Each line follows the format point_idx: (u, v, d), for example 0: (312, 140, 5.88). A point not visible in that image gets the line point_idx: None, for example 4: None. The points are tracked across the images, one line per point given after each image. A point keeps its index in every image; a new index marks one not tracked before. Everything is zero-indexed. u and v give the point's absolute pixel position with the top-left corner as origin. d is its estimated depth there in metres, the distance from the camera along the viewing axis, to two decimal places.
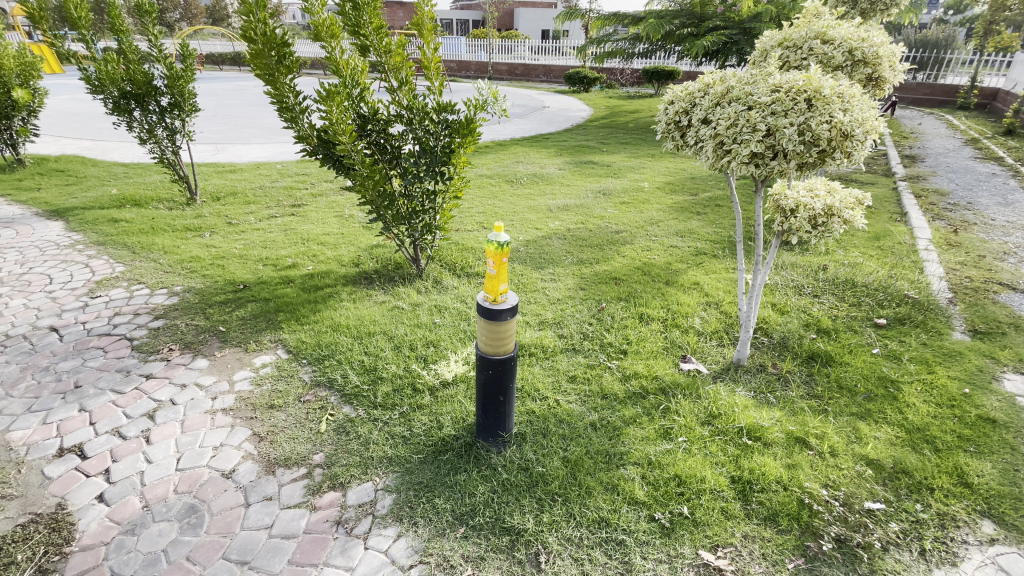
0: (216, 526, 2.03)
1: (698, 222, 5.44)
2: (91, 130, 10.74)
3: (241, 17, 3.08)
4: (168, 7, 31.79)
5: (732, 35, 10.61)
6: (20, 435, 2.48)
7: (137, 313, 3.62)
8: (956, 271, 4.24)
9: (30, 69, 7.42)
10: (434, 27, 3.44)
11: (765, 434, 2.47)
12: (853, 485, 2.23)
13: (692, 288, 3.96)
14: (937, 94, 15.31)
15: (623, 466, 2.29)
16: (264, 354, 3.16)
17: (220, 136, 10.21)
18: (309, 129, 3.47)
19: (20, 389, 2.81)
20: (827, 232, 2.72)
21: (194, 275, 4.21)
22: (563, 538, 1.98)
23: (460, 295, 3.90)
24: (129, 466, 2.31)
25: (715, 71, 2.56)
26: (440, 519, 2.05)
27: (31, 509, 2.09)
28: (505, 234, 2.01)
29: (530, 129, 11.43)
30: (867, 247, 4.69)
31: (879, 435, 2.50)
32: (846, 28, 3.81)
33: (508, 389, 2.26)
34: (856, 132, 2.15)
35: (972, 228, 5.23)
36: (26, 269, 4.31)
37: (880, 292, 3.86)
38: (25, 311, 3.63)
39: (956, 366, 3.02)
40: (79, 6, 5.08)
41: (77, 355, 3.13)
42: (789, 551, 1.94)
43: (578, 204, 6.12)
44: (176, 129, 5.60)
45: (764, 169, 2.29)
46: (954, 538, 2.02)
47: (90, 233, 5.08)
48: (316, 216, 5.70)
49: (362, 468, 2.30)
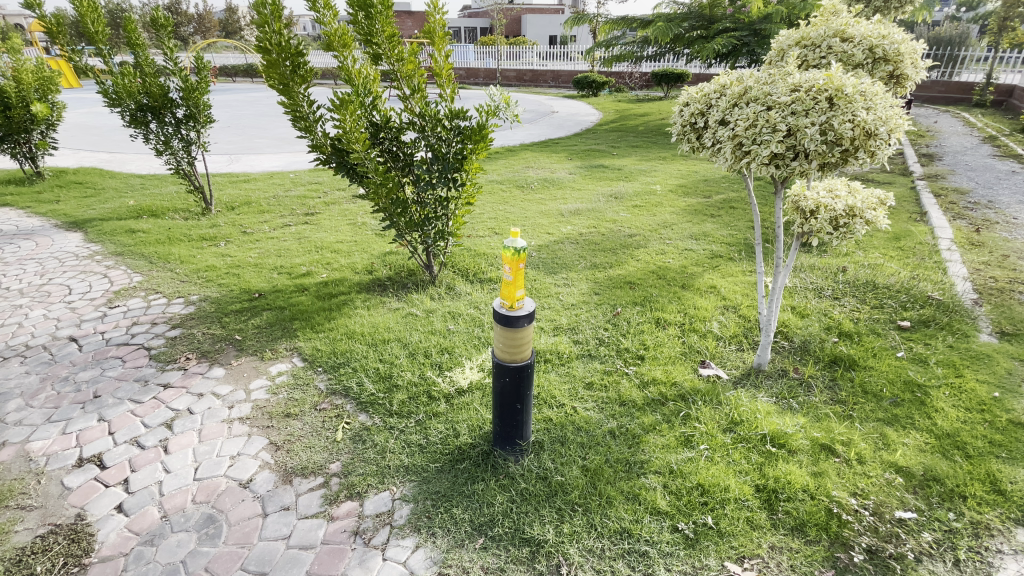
0: (234, 536, 2.02)
1: (712, 225, 5.38)
2: (109, 142, 10.97)
3: (257, 28, 3.14)
4: (182, 21, 32.53)
5: (742, 36, 10.54)
6: (40, 446, 2.50)
7: (154, 323, 3.66)
8: (980, 272, 4.13)
9: (48, 84, 7.54)
10: (445, 34, 3.43)
11: (789, 441, 2.40)
12: (883, 493, 2.16)
13: (709, 292, 3.90)
14: (952, 91, 15.15)
15: (644, 475, 2.25)
16: (280, 363, 3.16)
17: (234, 146, 10.37)
18: (322, 137, 3.48)
19: (40, 400, 2.83)
20: (849, 233, 2.66)
21: (210, 284, 4.25)
22: (585, 550, 1.93)
23: (474, 301, 3.88)
24: (147, 476, 2.32)
25: (731, 72, 2.52)
26: (458, 530, 2.02)
27: (50, 520, 2.10)
28: (522, 240, 1.99)
29: (539, 134, 11.45)
30: (887, 248, 4.59)
31: (907, 441, 2.42)
32: (865, 26, 3.76)
33: (526, 397, 2.23)
34: (880, 131, 2.10)
35: (995, 227, 5.10)
36: (46, 280, 4.37)
37: (903, 294, 3.78)
38: (45, 322, 3.68)
39: (984, 369, 2.94)
40: (96, 21, 5.16)
41: (96, 365, 3.16)
42: (818, 563, 1.88)
43: (590, 208, 6.09)
44: (191, 140, 5.69)
45: (784, 169, 2.25)
46: (989, 548, 1.95)
47: (108, 243, 5.16)
48: (329, 224, 5.73)
49: (379, 477, 2.27)
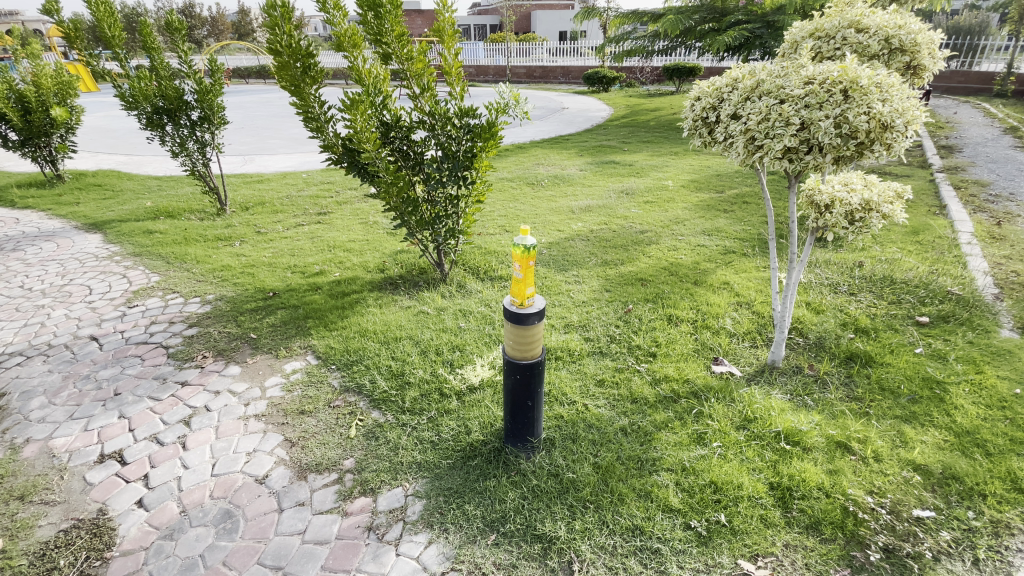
0: (251, 531, 2.06)
1: (725, 220, 5.31)
2: (127, 144, 11.18)
3: (268, 31, 3.16)
4: (196, 25, 33.09)
5: (755, 29, 10.40)
6: (63, 442, 2.56)
7: (172, 322, 3.73)
8: (1002, 266, 4.03)
9: (67, 88, 7.68)
10: (454, 33, 3.45)
11: (804, 439, 2.37)
12: (900, 492, 2.12)
13: (721, 288, 3.86)
14: (972, 82, 14.79)
15: (656, 473, 2.24)
16: (294, 361, 3.20)
17: (249, 147, 10.54)
18: (334, 137, 3.50)
19: (63, 398, 2.91)
20: (865, 228, 2.61)
21: (225, 284, 4.32)
22: (597, 546, 1.93)
23: (485, 299, 3.89)
24: (166, 472, 2.37)
25: (743, 65, 2.48)
26: (470, 526, 2.03)
27: (73, 515, 2.15)
28: (531, 237, 1.97)
29: (549, 130, 11.44)
30: (905, 242, 4.50)
31: (926, 438, 2.38)
32: (882, 16, 3.69)
33: (537, 394, 2.23)
34: (897, 124, 2.06)
35: (1017, 220, 4.97)
36: (66, 280, 4.48)
37: (922, 289, 3.70)
38: (68, 321, 3.77)
39: (1006, 366, 2.86)
40: (113, 25, 5.24)
41: (116, 363, 3.23)
42: (834, 561, 1.86)
43: (601, 204, 6.06)
44: (206, 141, 5.76)
45: (797, 163, 2.22)
46: (1009, 547, 1.91)
47: (126, 244, 5.27)
48: (341, 223, 5.79)
49: (392, 474, 2.30)
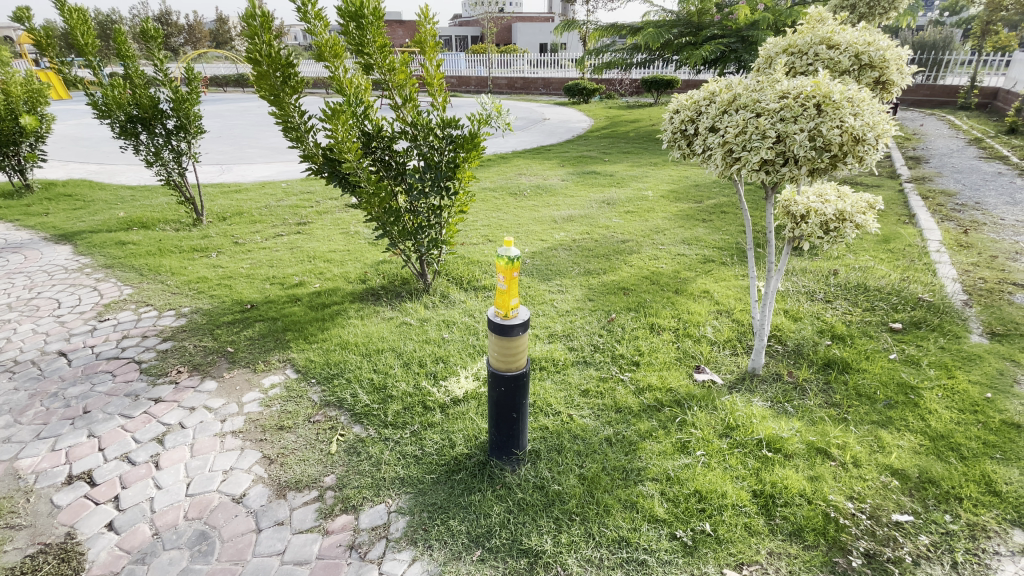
0: (227, 553, 1.99)
1: (704, 229, 5.41)
2: (99, 153, 10.91)
3: (246, 40, 3.12)
4: (172, 32, 32.85)
5: (729, 43, 10.71)
6: (28, 463, 2.45)
7: (145, 336, 3.61)
8: (970, 273, 4.17)
9: (37, 96, 7.47)
10: (436, 44, 3.43)
11: (785, 446, 2.41)
12: (880, 496, 2.16)
13: (702, 297, 3.92)
14: (937, 94, 15.42)
15: (641, 483, 2.24)
16: (272, 374, 3.13)
17: (226, 156, 10.37)
18: (314, 147, 3.44)
19: (29, 416, 2.79)
20: (840, 237, 2.67)
21: (202, 296, 4.21)
22: (583, 560, 1.92)
23: (468, 309, 3.88)
24: (138, 493, 2.28)
25: (719, 79, 2.54)
26: (455, 542, 2.00)
27: (40, 539, 2.05)
28: (516, 248, 1.96)
29: (532, 140, 11.58)
30: (878, 250, 4.64)
31: (902, 443, 2.43)
32: (851, 33, 3.80)
33: (522, 406, 2.21)
34: (868, 137, 2.12)
35: (983, 229, 5.16)
36: (34, 294, 4.32)
37: (894, 296, 3.81)
38: (34, 336, 3.63)
39: (976, 370, 2.96)
40: (86, 33, 5.10)
41: (85, 380, 3.11)
42: (817, 568, 1.87)
43: (583, 214, 6.11)
44: (182, 151, 5.63)
45: (774, 175, 2.27)
46: (986, 550, 1.95)
47: (97, 256, 5.11)
48: (322, 234, 5.72)
49: (374, 490, 2.25)
